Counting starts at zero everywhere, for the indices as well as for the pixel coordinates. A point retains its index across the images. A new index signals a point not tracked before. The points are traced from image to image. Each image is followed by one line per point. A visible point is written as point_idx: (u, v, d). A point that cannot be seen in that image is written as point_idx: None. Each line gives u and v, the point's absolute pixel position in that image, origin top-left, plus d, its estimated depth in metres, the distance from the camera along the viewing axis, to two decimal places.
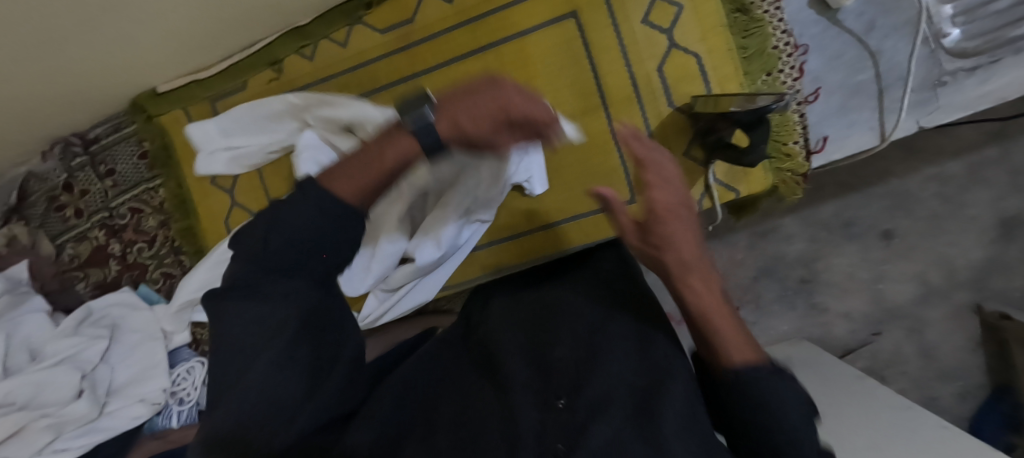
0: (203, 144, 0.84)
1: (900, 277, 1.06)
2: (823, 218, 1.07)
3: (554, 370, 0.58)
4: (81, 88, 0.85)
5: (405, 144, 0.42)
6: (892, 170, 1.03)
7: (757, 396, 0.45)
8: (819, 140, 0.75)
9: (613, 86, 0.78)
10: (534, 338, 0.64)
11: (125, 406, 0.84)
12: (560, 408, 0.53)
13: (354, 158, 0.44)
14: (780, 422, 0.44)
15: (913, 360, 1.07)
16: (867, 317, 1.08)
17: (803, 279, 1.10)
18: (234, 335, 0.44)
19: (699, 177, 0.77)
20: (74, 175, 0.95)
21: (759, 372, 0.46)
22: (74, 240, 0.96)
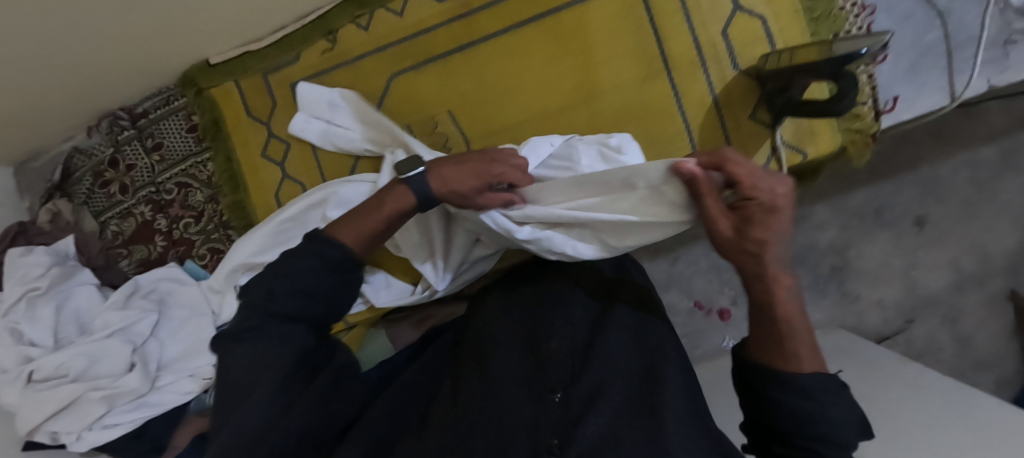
0: (307, 110, 0.85)
1: (935, 263, 1.05)
2: (854, 206, 1.06)
3: (549, 362, 0.62)
4: (132, 59, 0.83)
5: (400, 201, 0.59)
6: (923, 156, 1.03)
7: (805, 407, 0.48)
8: (890, 99, 0.74)
9: (676, 50, 0.78)
10: (526, 328, 0.68)
11: (176, 381, 0.83)
12: (556, 400, 0.58)
13: (359, 209, 0.60)
14: (808, 415, 0.48)
15: (947, 348, 1.05)
16: (900, 305, 1.06)
17: (835, 267, 1.07)
18: (240, 369, 0.53)
19: (765, 140, 0.76)
20: (120, 150, 0.94)
21: (820, 382, 0.49)
22: (118, 217, 0.95)
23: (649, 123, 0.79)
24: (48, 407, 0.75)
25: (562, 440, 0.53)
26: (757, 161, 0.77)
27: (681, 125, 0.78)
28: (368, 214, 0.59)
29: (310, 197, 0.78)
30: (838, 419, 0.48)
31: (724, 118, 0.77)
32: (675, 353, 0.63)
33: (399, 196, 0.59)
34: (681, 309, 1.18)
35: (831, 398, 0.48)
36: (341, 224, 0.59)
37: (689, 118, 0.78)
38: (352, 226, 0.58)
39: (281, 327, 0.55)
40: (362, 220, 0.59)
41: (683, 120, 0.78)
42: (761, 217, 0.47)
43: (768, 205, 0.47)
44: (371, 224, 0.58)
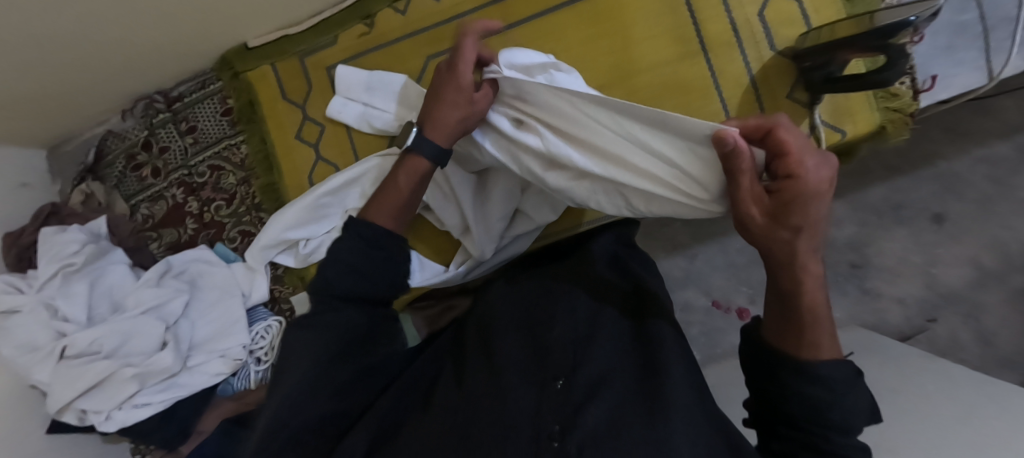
0: (345, 91, 0.86)
1: (955, 260, 1.03)
2: (872, 202, 1.06)
3: (550, 350, 0.60)
4: (173, 42, 0.84)
5: (416, 166, 0.60)
6: (939, 152, 1.03)
7: (812, 397, 0.44)
8: (928, 79, 0.75)
9: (712, 31, 0.79)
10: (528, 319, 0.66)
11: (206, 361, 0.83)
12: (558, 388, 0.56)
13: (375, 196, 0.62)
14: (818, 404, 0.44)
15: (970, 347, 1.01)
16: (921, 303, 1.04)
17: (853, 264, 1.07)
18: (297, 344, 0.56)
19: (803, 120, 0.77)
20: (155, 133, 0.95)
21: (836, 371, 0.45)
22: (148, 200, 0.95)
23: (686, 102, 0.80)
24: (79, 384, 0.75)
25: (560, 438, 0.51)
26: None
27: (718, 105, 0.79)
28: (387, 193, 0.61)
29: (347, 172, 0.77)
30: (851, 411, 0.44)
31: (762, 98, 0.78)
32: (679, 347, 0.60)
33: (415, 165, 0.60)
34: (698, 307, 1.14)
35: (843, 387, 0.44)
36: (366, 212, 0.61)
37: (726, 98, 0.79)
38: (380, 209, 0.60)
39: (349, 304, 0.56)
40: (385, 200, 0.61)
41: (721, 99, 0.79)
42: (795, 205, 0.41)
43: (814, 190, 0.40)
44: (396, 202, 0.60)
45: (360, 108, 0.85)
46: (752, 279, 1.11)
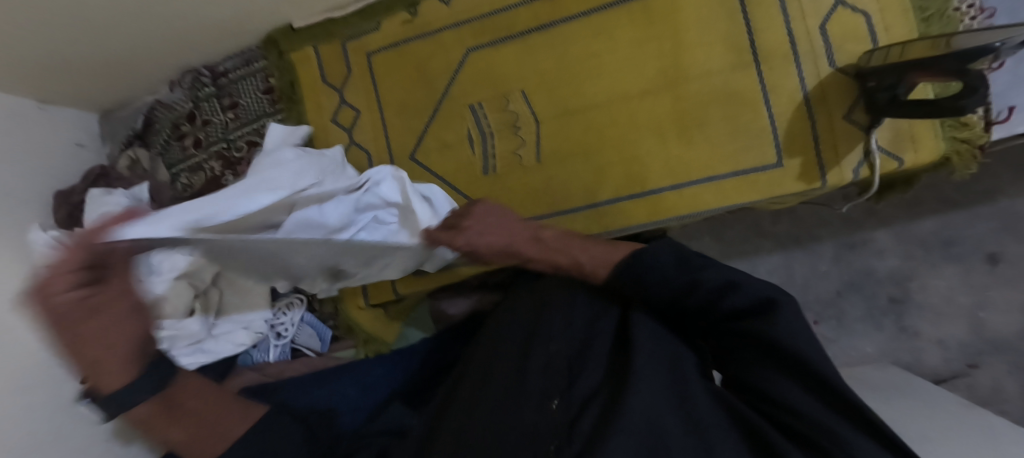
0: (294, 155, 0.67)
1: (1006, 306, 0.94)
2: (921, 234, 0.99)
3: (547, 362, 0.56)
4: (222, 22, 0.86)
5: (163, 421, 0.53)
6: (1001, 188, 0.93)
7: (736, 286, 0.51)
8: (1005, 109, 0.68)
9: (769, 43, 0.74)
10: (528, 331, 0.62)
11: (231, 331, 0.83)
12: (554, 407, 0.51)
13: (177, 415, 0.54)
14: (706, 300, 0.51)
15: (1014, 399, 0.94)
16: (964, 347, 0.97)
17: (893, 298, 1.01)
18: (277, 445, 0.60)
19: (859, 143, 0.72)
20: (200, 105, 0.97)
21: (656, 260, 0.55)
22: (188, 171, 0.99)
23: (733, 113, 0.76)
24: None
25: (562, 442, 0.47)
26: (848, 164, 0.72)
27: (768, 120, 0.75)
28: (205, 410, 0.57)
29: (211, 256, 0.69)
30: (709, 289, 0.51)
31: (816, 116, 0.73)
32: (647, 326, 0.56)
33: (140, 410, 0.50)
34: None
35: (662, 271, 0.54)
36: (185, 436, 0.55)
37: (777, 114, 0.74)
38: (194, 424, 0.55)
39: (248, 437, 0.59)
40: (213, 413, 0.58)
41: (770, 114, 0.75)
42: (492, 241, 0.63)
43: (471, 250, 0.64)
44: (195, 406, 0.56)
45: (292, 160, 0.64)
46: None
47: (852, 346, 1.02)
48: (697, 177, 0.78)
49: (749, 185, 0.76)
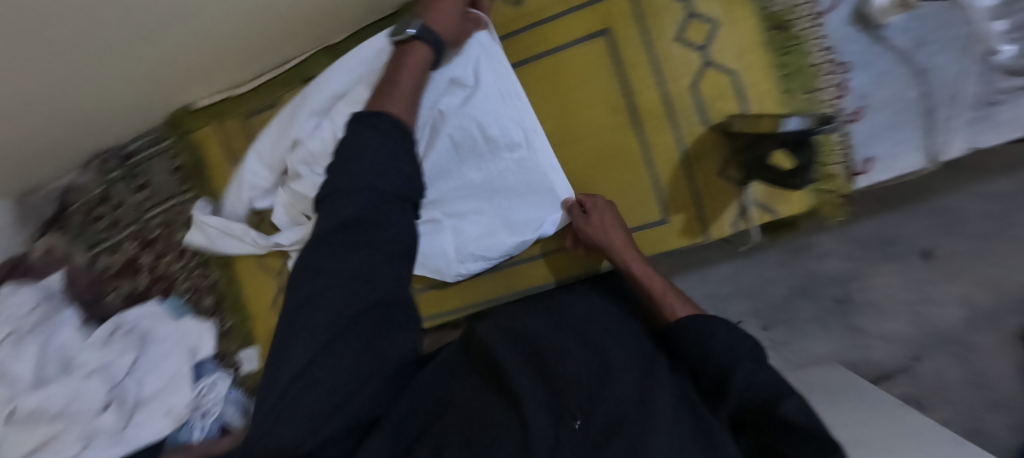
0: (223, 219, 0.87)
1: (944, 299, 0.97)
2: (860, 236, 0.99)
3: (565, 381, 0.55)
4: (120, 108, 0.86)
5: (421, 52, 0.62)
6: (933, 187, 0.94)
7: (762, 380, 0.53)
8: (864, 161, 0.73)
9: (647, 103, 0.77)
10: (535, 355, 0.62)
11: (148, 418, 0.83)
12: (574, 427, 0.49)
13: (378, 94, 0.59)
14: (717, 364, 0.55)
15: (958, 386, 0.97)
16: (907, 341, 0.99)
17: (837, 299, 1.02)
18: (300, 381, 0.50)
19: (733, 198, 0.75)
20: (112, 187, 0.96)
21: (693, 319, 0.61)
22: (108, 251, 0.97)
23: (622, 173, 0.79)
24: (30, 442, 0.79)
25: None
26: (726, 219, 0.76)
27: (649, 180, 0.78)
28: (399, 84, 0.59)
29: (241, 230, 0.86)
30: (736, 350, 0.56)
31: (693, 175, 0.76)
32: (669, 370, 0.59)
33: (420, 52, 0.62)
34: None
35: (701, 326, 0.59)
36: (376, 104, 0.57)
37: (659, 173, 0.78)
38: (391, 98, 0.57)
39: (376, 130, 0.52)
40: (396, 92, 0.58)
41: (652, 174, 0.78)
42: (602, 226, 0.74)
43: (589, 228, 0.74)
44: (408, 89, 0.59)
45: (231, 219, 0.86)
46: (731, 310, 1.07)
47: (801, 347, 1.04)
48: None
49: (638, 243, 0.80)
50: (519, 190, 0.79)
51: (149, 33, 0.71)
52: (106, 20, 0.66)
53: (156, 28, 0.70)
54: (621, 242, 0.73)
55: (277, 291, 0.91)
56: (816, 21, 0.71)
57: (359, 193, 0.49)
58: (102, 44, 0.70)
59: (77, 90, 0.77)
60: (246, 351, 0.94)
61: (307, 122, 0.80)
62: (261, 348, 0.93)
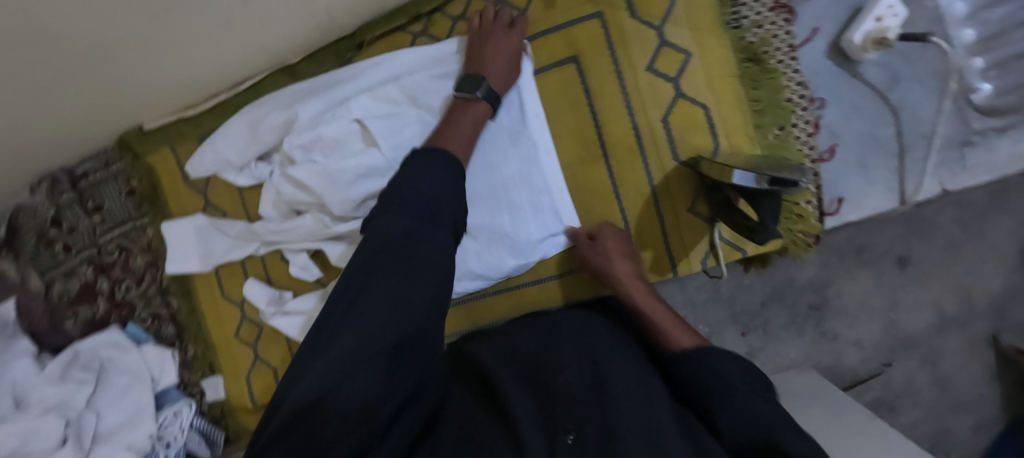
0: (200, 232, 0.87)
1: (916, 305, 0.93)
2: (835, 243, 0.94)
3: (559, 396, 0.47)
4: (65, 132, 0.81)
5: (481, 109, 0.65)
6: None
7: (765, 414, 0.45)
8: (834, 201, 0.71)
9: (615, 136, 0.74)
10: (527, 364, 0.54)
11: (110, 453, 0.81)
12: (568, 444, 0.42)
13: (438, 133, 0.63)
14: (713, 393, 0.48)
15: (924, 390, 0.95)
16: (879, 346, 0.95)
17: (812, 305, 0.95)
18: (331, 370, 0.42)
19: (704, 235, 0.74)
20: (62, 211, 0.92)
21: (699, 348, 0.53)
22: (63, 277, 0.93)
23: (590, 208, 0.76)
24: None
25: None
26: (695, 256, 0.75)
27: (618, 215, 0.76)
28: (455, 130, 0.62)
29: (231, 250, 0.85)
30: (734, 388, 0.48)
31: (662, 210, 0.74)
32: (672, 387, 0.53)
33: (477, 111, 0.65)
34: None
35: (708, 358, 0.51)
36: (436, 143, 0.60)
37: (626, 208, 0.75)
38: (450, 140, 0.61)
39: (435, 159, 0.55)
40: (452, 136, 0.62)
41: (620, 209, 0.75)
42: (605, 256, 0.69)
43: (593, 255, 0.71)
44: (465, 138, 0.62)
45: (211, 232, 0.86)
46: (710, 318, 0.97)
47: (776, 353, 0.95)
48: (561, 269, 0.79)
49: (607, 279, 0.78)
50: (523, 210, 0.74)
51: (98, 56, 0.66)
52: (50, 45, 0.61)
53: (109, 51, 0.65)
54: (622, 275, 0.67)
55: (242, 320, 0.88)
56: (790, 55, 0.69)
57: (403, 216, 0.50)
58: (41, 73, 0.66)
59: (15, 118, 0.72)
60: (210, 381, 0.90)
61: (308, 120, 0.73)
62: (226, 379, 0.90)
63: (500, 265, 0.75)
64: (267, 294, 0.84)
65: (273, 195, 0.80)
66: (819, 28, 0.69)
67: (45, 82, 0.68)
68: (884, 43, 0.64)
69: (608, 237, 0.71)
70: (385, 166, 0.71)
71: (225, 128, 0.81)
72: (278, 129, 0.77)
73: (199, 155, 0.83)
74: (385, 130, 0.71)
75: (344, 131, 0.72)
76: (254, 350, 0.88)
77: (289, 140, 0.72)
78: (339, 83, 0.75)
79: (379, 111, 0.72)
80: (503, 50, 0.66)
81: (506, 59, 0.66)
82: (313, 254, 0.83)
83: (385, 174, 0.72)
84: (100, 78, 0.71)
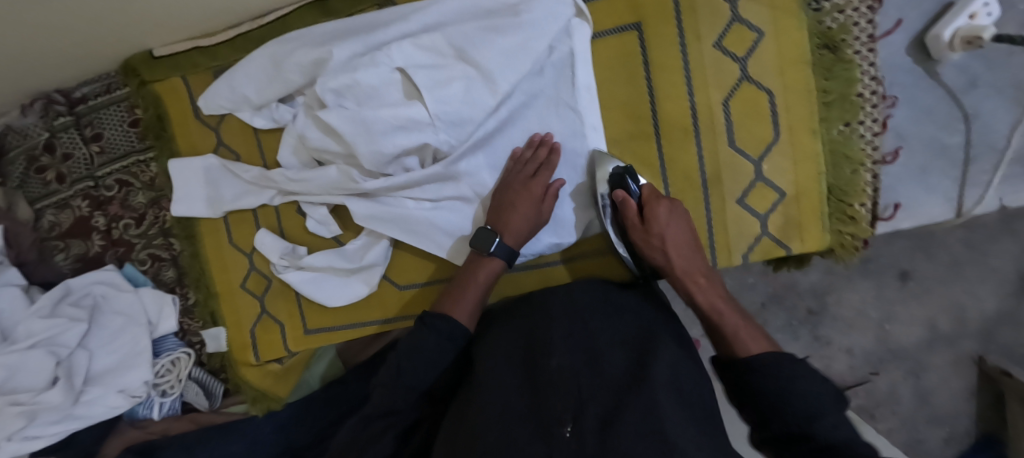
0: (209, 175, 0.80)
1: (910, 320, 1.00)
2: None
3: (550, 383, 0.48)
4: (68, 48, 0.74)
5: (494, 266, 0.66)
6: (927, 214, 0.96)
7: (784, 385, 0.49)
8: (890, 206, 0.69)
9: (671, 113, 0.70)
10: (525, 347, 0.56)
11: (102, 396, 0.78)
12: (565, 436, 0.42)
13: (448, 296, 0.65)
14: (801, 414, 0.47)
15: (906, 401, 1.02)
16: (869, 354, 1.02)
17: (810, 311, 1.02)
18: (382, 419, 0.54)
19: (751, 227, 0.70)
20: (56, 136, 0.84)
21: (777, 358, 0.51)
22: (55, 207, 0.87)
23: None
24: None
25: None
26: (738, 249, 0.70)
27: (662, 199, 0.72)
28: (465, 290, 0.64)
29: (243, 202, 0.79)
30: (818, 413, 0.46)
31: (710, 199, 0.70)
32: (677, 366, 0.53)
33: (493, 266, 0.66)
34: None
35: (792, 388, 0.48)
36: (442, 309, 0.62)
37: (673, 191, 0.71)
38: (457, 305, 0.62)
39: (434, 333, 0.58)
40: (463, 299, 0.63)
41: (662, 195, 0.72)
42: (663, 247, 0.64)
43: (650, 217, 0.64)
44: (475, 297, 0.64)
45: (223, 177, 0.80)
46: None
47: None
48: (591, 252, 0.76)
49: None
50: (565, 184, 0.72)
51: None
52: None
53: None
54: (684, 268, 0.63)
55: (249, 271, 0.83)
56: (868, 46, 0.65)
57: (419, 328, 0.60)
58: None
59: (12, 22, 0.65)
60: (211, 332, 0.85)
61: (342, 63, 0.67)
62: (229, 330, 0.85)
63: (535, 243, 0.72)
64: (287, 248, 0.79)
65: (294, 141, 0.75)
66: (904, 19, 0.65)
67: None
68: (975, 43, 0.60)
69: (664, 213, 0.64)
70: (427, 120, 0.67)
71: (245, 60, 0.74)
72: (306, 70, 0.70)
73: (215, 88, 0.76)
74: (428, 82, 0.66)
75: (385, 81, 0.66)
76: (261, 303, 0.83)
77: (322, 82, 0.65)
78: (380, 28, 0.69)
79: (423, 62, 0.66)
80: (523, 213, 0.67)
81: (525, 214, 0.66)
82: (332, 209, 0.78)
83: (423, 129, 0.67)
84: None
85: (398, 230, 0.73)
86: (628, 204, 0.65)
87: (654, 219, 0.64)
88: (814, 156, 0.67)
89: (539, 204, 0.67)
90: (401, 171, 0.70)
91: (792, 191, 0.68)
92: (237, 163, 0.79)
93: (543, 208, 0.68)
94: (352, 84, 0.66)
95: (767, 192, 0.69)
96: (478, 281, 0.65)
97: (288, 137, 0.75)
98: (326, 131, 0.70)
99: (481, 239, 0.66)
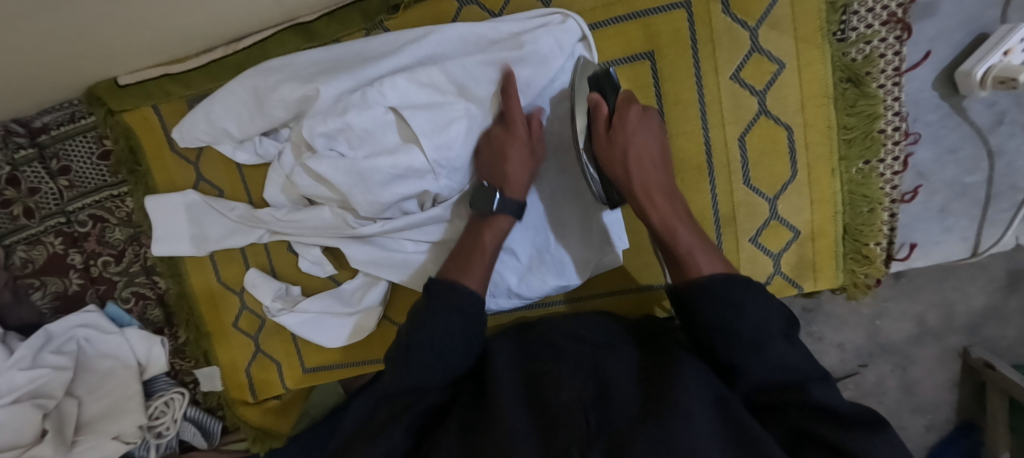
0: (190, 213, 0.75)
1: (902, 315, 0.87)
2: None
3: (559, 417, 0.41)
4: (26, 80, 0.67)
5: (501, 223, 0.61)
6: None
7: (733, 315, 0.45)
8: (905, 246, 0.68)
9: (685, 149, 0.65)
10: (528, 364, 0.49)
11: (97, 443, 0.76)
12: None
13: (453, 262, 0.59)
14: (744, 344, 0.44)
15: (891, 392, 0.90)
16: (857, 349, 0.89)
17: (803, 307, 0.89)
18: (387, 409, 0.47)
19: (765, 268, 0.68)
20: (19, 170, 0.76)
21: (727, 283, 0.47)
22: (25, 242, 0.79)
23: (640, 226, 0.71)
24: None
25: None
26: None
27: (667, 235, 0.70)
28: (473, 255, 0.58)
29: (235, 241, 0.75)
30: (766, 342, 0.44)
31: (722, 239, 0.67)
32: (705, 383, 0.44)
33: (499, 224, 0.61)
34: None
35: (740, 320, 0.45)
36: (449, 276, 0.56)
37: None
38: (466, 271, 0.57)
39: (444, 313, 0.52)
40: (473, 264, 0.58)
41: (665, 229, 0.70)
42: (625, 160, 0.55)
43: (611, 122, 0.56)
44: (484, 260, 0.58)
45: (207, 215, 0.75)
46: None
47: None
48: (599, 291, 0.75)
49: (648, 303, 0.74)
50: (572, 226, 0.69)
51: None
52: None
53: None
54: (643, 183, 0.55)
55: (241, 310, 0.80)
56: (894, 80, 0.61)
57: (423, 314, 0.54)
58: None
59: None
60: (205, 371, 0.82)
61: (330, 103, 0.61)
62: (224, 370, 0.82)
63: (540, 285, 0.69)
64: (285, 289, 0.76)
65: (282, 180, 0.69)
66: (932, 52, 0.61)
67: (19, 18, 0.55)
68: (1008, 84, 0.57)
69: (631, 122, 0.56)
70: (426, 167, 0.62)
71: (222, 89, 0.67)
72: (290, 105, 0.64)
73: (189, 121, 0.69)
74: (427, 126, 0.60)
75: (380, 124, 0.61)
76: (255, 342, 0.81)
77: (311, 126, 0.60)
78: (370, 59, 0.63)
79: (419, 100, 0.61)
80: (519, 162, 0.60)
81: (522, 164, 0.60)
82: (326, 249, 0.75)
83: (423, 176, 0.62)
84: (80, 20, 0.58)
85: (398, 273, 0.70)
86: (599, 111, 0.57)
87: (621, 129, 0.56)
88: (834, 192, 0.65)
89: (533, 144, 0.61)
90: (399, 214, 0.66)
91: (807, 231, 0.66)
92: (224, 201, 0.74)
93: (536, 152, 0.62)
94: (345, 128, 0.60)
95: (781, 231, 0.66)
96: (477, 238, 0.60)
97: (273, 175, 0.69)
98: (315, 177, 0.65)
99: (477, 201, 0.61)
